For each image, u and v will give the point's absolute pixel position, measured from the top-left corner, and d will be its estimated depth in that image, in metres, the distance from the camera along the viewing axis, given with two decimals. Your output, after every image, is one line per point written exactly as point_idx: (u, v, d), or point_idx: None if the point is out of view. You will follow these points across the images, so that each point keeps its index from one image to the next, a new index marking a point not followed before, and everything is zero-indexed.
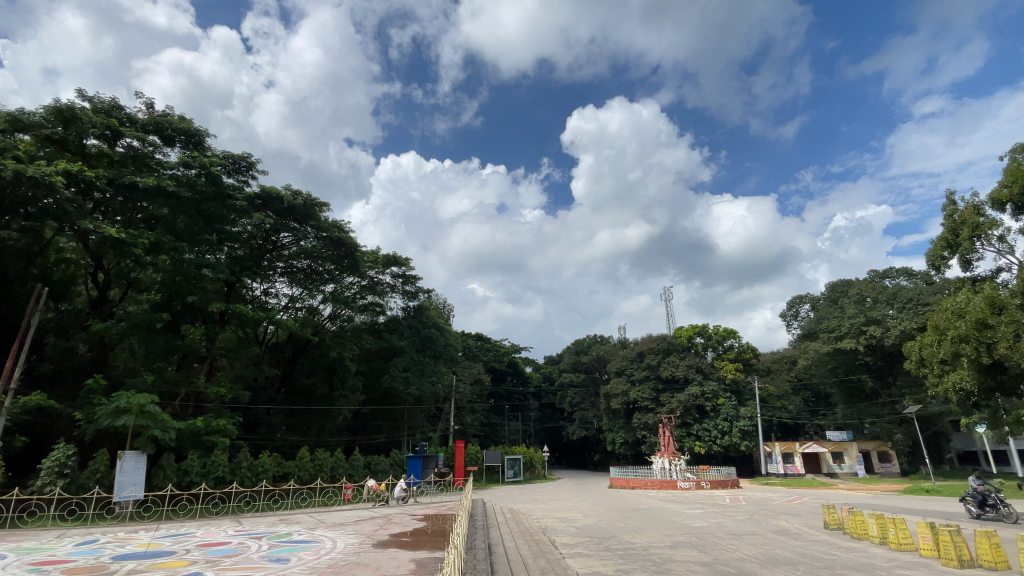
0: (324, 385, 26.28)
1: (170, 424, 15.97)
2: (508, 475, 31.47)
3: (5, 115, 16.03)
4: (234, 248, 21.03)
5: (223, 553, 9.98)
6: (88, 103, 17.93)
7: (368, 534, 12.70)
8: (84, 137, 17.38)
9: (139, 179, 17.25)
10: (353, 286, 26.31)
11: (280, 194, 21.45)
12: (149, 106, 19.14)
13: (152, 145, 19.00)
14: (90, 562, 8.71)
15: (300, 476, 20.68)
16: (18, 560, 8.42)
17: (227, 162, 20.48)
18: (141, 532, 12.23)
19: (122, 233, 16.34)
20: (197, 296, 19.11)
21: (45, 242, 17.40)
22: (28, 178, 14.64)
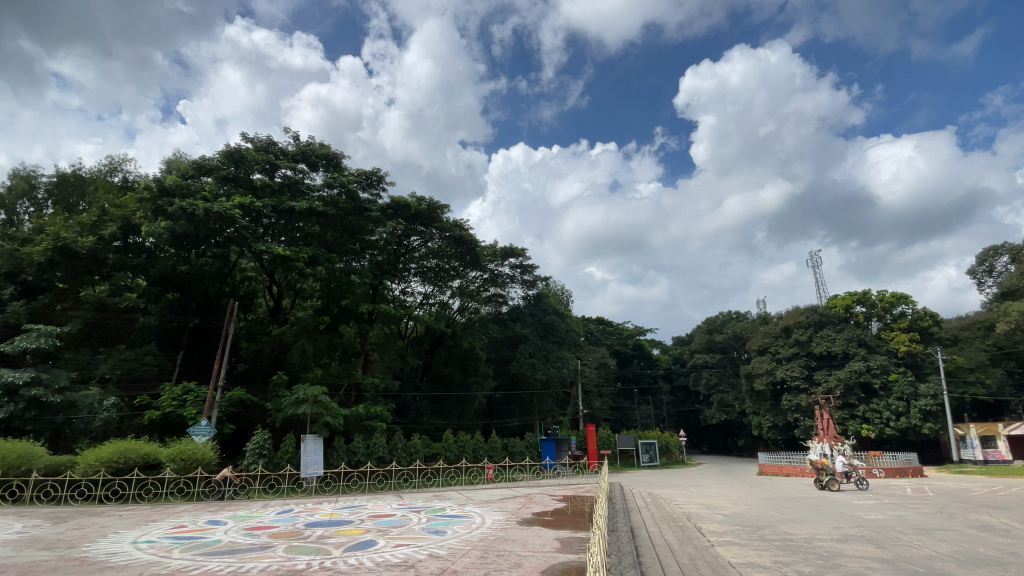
0: (460, 372, 28.36)
1: (338, 411, 18.35)
2: (644, 460, 30.91)
3: (193, 163, 19.70)
4: (375, 254, 23.40)
5: (390, 523, 11.31)
6: (251, 143, 21.22)
7: (512, 512, 13.37)
8: (251, 173, 20.62)
9: (294, 203, 20.10)
10: (476, 280, 27.60)
11: (407, 202, 23.30)
12: (296, 139, 22.05)
13: (301, 172, 21.83)
14: (289, 527, 10.40)
15: (447, 457, 22.57)
16: (237, 525, 10.34)
17: (361, 179, 22.76)
18: (325, 503, 14.32)
19: (287, 250, 19.18)
20: (349, 299, 21.83)
21: (231, 264, 21.11)
22: (215, 213, 17.97)
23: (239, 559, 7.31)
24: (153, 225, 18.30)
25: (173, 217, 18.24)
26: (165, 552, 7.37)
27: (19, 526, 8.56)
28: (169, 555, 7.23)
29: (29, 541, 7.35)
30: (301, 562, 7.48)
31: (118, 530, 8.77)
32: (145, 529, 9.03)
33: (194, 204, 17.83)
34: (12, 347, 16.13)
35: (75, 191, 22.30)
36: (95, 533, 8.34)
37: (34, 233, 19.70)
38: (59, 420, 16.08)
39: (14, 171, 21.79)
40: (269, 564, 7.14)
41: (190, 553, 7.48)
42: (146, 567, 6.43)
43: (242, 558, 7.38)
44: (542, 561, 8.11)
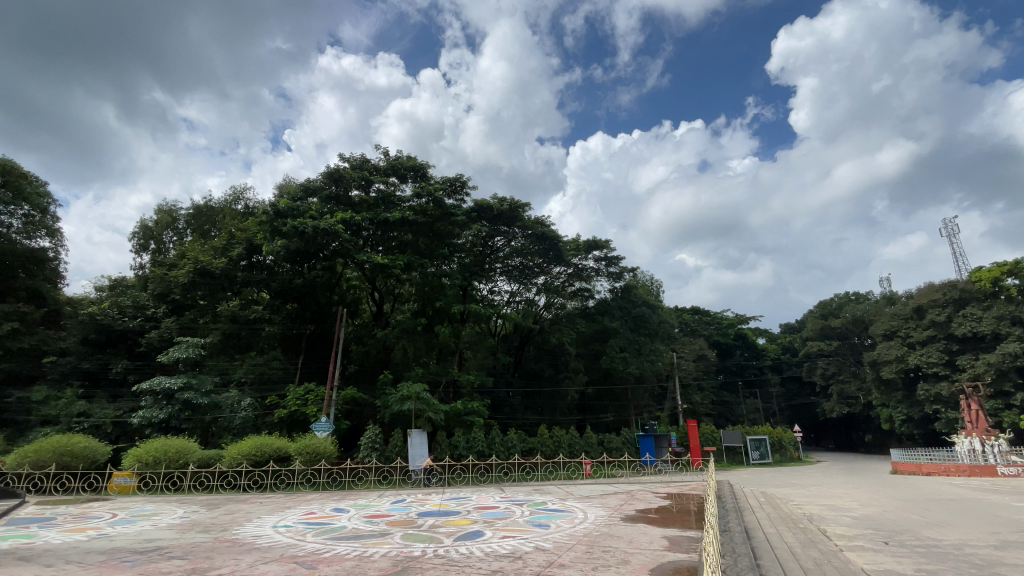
0: (550, 368, 28.68)
1: (439, 407, 19.33)
2: (753, 457, 28.92)
3: (301, 186, 21.81)
4: (463, 256, 24.26)
5: (495, 515, 11.70)
6: (348, 163, 23.00)
7: (614, 508, 13.17)
8: (349, 190, 22.36)
9: (388, 214, 21.49)
10: (561, 275, 27.50)
11: (490, 204, 23.84)
12: (386, 154, 23.52)
13: (392, 185, 23.25)
14: (403, 516, 11.16)
15: (543, 451, 22.87)
16: (358, 513, 11.29)
17: (446, 186, 23.71)
18: (434, 494, 15.18)
19: (384, 258, 20.62)
20: (442, 301, 22.89)
21: (337, 275, 23.06)
22: (322, 230, 19.78)
23: (363, 544, 7.98)
24: (272, 244, 20.54)
25: (287, 235, 20.32)
26: (301, 535, 8.24)
27: (184, 510, 10.04)
28: (304, 538, 8.09)
29: (193, 524, 8.59)
30: (417, 549, 8.00)
31: (261, 515, 9.97)
32: (282, 515, 10.16)
33: (304, 223, 19.75)
34: (169, 357, 18.95)
35: (207, 220, 25.69)
36: (243, 518, 9.55)
37: (179, 259, 23.01)
38: (209, 419, 18.58)
39: (160, 207, 25.66)
40: (388, 550, 7.70)
41: (320, 537, 8.29)
42: (286, 548, 7.21)
43: (365, 544, 8.04)
44: (650, 559, 7.91)
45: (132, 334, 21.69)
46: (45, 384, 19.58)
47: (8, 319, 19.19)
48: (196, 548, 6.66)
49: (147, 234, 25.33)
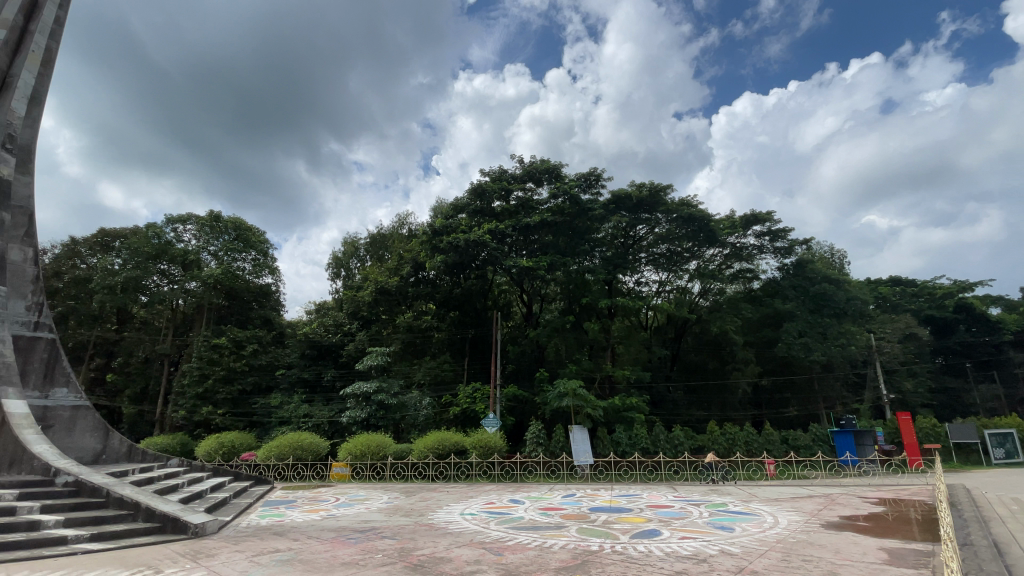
0: (714, 360, 26.59)
1: (597, 403, 19.24)
2: (999, 457, 22.92)
3: (450, 205, 23.78)
4: (604, 250, 23.85)
5: (671, 515, 11.17)
6: (488, 176, 24.38)
7: (812, 513, 11.55)
8: (492, 202, 23.68)
9: (529, 219, 22.26)
10: (716, 257, 25.32)
11: (629, 193, 23.03)
12: (522, 162, 24.36)
13: (530, 190, 23.96)
14: (576, 510, 11.31)
15: (716, 450, 21.22)
16: (533, 504, 11.77)
17: (581, 182, 23.62)
18: (603, 490, 15.11)
19: (529, 261, 21.37)
20: (589, 297, 22.89)
21: (489, 282, 24.55)
22: (472, 241, 21.32)
23: (542, 535, 8.30)
24: (433, 260, 22.75)
25: (443, 251, 22.26)
26: (486, 523, 8.91)
27: (388, 496, 11.63)
28: (489, 526, 8.72)
29: (397, 508, 9.91)
30: (594, 544, 8.05)
31: (450, 503, 11.04)
32: (467, 504, 11.11)
33: (457, 238, 21.50)
34: (364, 365, 22.20)
35: (381, 245, 29.56)
36: (435, 505, 10.67)
37: (363, 281, 26.87)
38: (398, 417, 21.22)
39: (344, 240, 30.23)
40: (567, 543, 7.90)
41: (504, 526, 8.86)
42: (474, 534, 7.85)
43: (544, 535, 8.35)
44: (866, 573, 6.75)
45: (335, 347, 25.92)
46: (280, 392, 24.14)
47: (251, 342, 24.48)
48: (403, 530, 7.65)
49: (338, 263, 30.06)
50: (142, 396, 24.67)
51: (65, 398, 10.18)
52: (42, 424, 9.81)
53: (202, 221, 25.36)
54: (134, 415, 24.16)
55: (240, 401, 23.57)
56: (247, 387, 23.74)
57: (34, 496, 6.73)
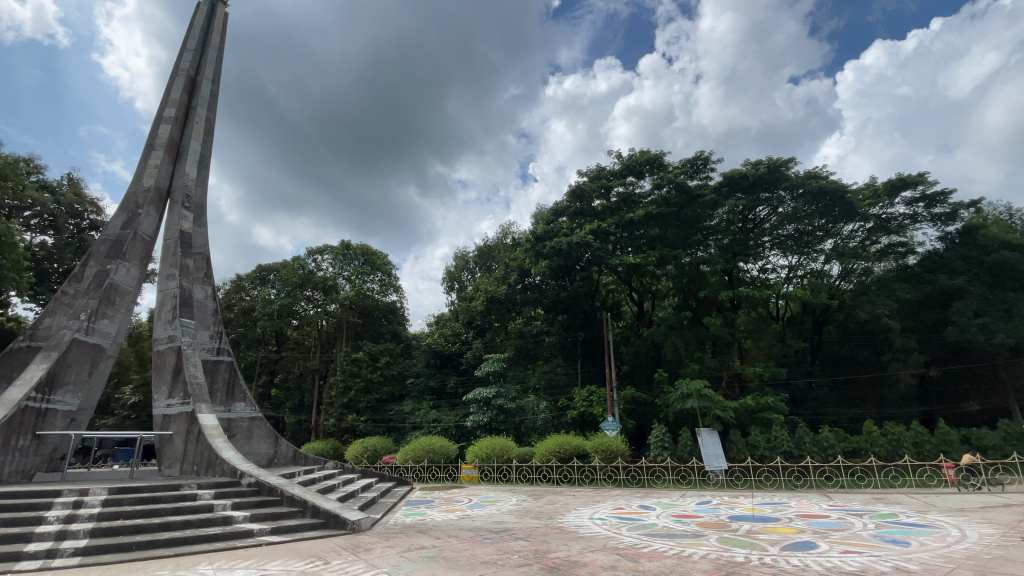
0: (867, 351, 23.26)
1: (726, 404, 17.82)
2: None
3: (551, 209, 23.90)
4: (720, 238, 22.22)
5: (827, 526, 9.90)
6: (587, 176, 24.11)
7: (1015, 526, 9.48)
8: (593, 202, 23.35)
9: (633, 214, 21.57)
10: (857, 233, 22.20)
11: (742, 172, 21.22)
12: (620, 157, 23.72)
13: (632, 183, 23.20)
14: (714, 518, 10.53)
15: (876, 453, 18.49)
16: (666, 511, 11.21)
17: (686, 168, 22.33)
18: (743, 497, 13.89)
19: (637, 258, 20.63)
20: (706, 290, 21.48)
21: (597, 282, 24.22)
22: (577, 243, 21.19)
23: (679, 543, 7.87)
24: (538, 266, 23.03)
25: (548, 256, 22.45)
26: (617, 529, 8.69)
27: (517, 499, 11.90)
28: (621, 532, 8.50)
29: (527, 511, 10.11)
30: (739, 555, 7.42)
31: (577, 507, 10.98)
32: (595, 509, 10.95)
33: (560, 241, 21.53)
34: (482, 371, 23.16)
35: (488, 256, 30.78)
36: (564, 509, 10.67)
37: (475, 292, 28.10)
38: (518, 421, 21.76)
39: (455, 254, 31.93)
40: (707, 552, 7.40)
41: (636, 532, 8.58)
42: (607, 540, 7.71)
43: (681, 543, 7.91)
44: None
45: (455, 355, 27.47)
46: (411, 399, 26.17)
47: (383, 355, 26.87)
48: (534, 532, 7.77)
49: (451, 277, 31.79)
50: (299, 406, 28.31)
51: (244, 411, 12.08)
52: (228, 433, 11.74)
53: (335, 250, 28.53)
54: (295, 423, 27.76)
55: (378, 409, 25.87)
56: (383, 396, 26.04)
57: (227, 494, 8.03)
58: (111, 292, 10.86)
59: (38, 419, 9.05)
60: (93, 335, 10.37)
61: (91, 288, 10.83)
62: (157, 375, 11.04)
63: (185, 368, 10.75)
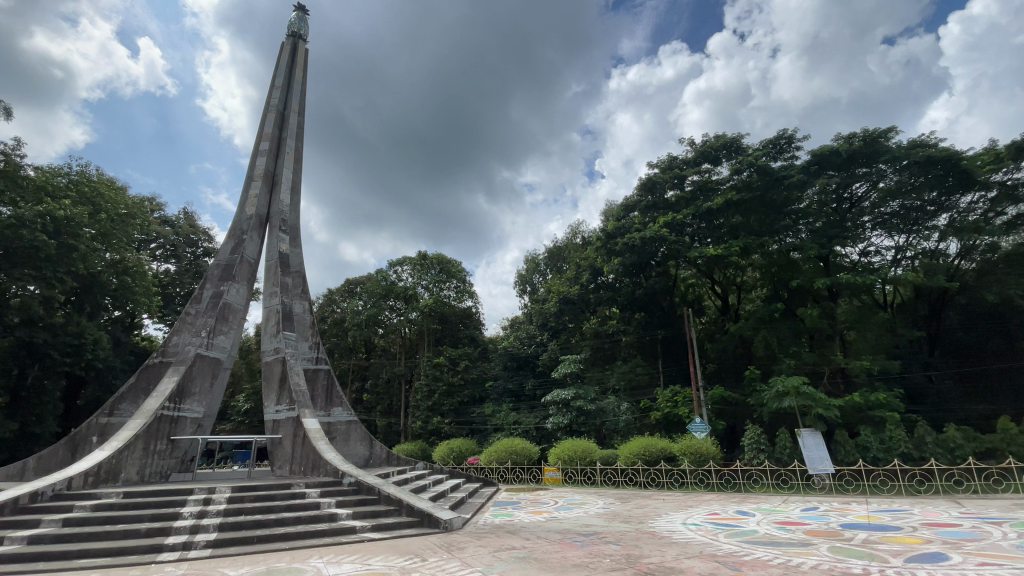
0: (1000, 338, 20.29)
1: (829, 402, 16.29)
2: None
3: (622, 204, 23.35)
4: (811, 222, 20.48)
5: (961, 536, 8.72)
6: (658, 167, 23.30)
7: None
8: (666, 193, 22.51)
9: (711, 203, 20.50)
10: (979, 203, 19.47)
11: (834, 148, 19.44)
12: (693, 144, 22.68)
13: (708, 170, 22.08)
14: (823, 526, 9.66)
15: (1020, 455, 16.03)
16: (766, 518, 10.46)
17: (768, 150, 20.87)
18: (855, 504, 12.62)
19: (718, 249, 19.54)
20: (799, 279, 19.85)
21: (675, 277, 23.29)
22: (651, 238, 20.49)
23: (785, 552, 7.32)
24: (611, 263, 22.58)
25: (621, 253, 21.98)
26: (713, 535, 8.26)
27: (604, 502, 11.68)
28: (718, 538, 8.06)
29: (615, 514, 9.90)
30: (855, 566, 6.75)
31: (669, 512, 10.57)
32: (688, 513, 10.48)
33: (632, 237, 20.92)
34: (560, 373, 23.07)
35: (559, 256, 30.69)
36: (654, 513, 10.33)
37: (547, 294, 28.14)
38: (599, 422, 21.44)
39: (526, 257, 32.15)
40: (818, 562, 6.80)
41: (735, 539, 8.10)
42: (703, 546, 7.35)
43: (787, 552, 7.34)
44: None
45: (532, 358, 27.76)
46: (491, 402, 26.74)
47: (462, 359, 27.68)
48: (625, 536, 7.59)
49: (523, 280, 32.07)
50: (389, 410, 29.89)
51: (341, 415, 12.97)
52: (329, 435, 12.67)
53: (413, 261, 29.85)
54: (385, 426, 29.35)
55: (461, 411, 26.63)
56: (464, 399, 26.78)
57: (331, 493, 8.65)
58: (225, 311, 12.17)
59: (172, 425, 10.32)
60: (212, 350, 11.66)
61: (208, 307, 12.21)
62: (266, 383, 12.18)
63: (289, 376, 11.76)
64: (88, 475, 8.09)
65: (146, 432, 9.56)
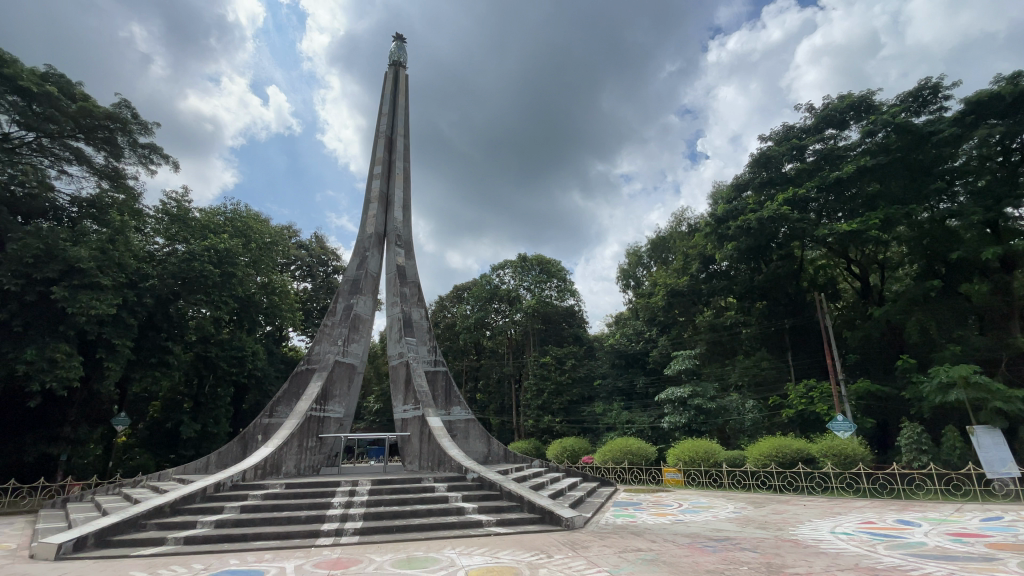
0: None
1: (1013, 395, 13.57)
2: None
3: (733, 185, 21.71)
4: (971, 181, 17.28)
5: None
6: (772, 140, 21.30)
7: None
8: (783, 167, 20.50)
9: (839, 173, 18.22)
10: None
11: (995, 93, 16.03)
12: (812, 110, 20.38)
13: (833, 137, 19.68)
14: (1012, 540, 8.07)
15: None
16: (934, 528, 9.01)
17: (908, 104, 18.03)
18: None
19: (851, 224, 17.29)
20: (959, 251, 16.72)
21: (800, 259, 21.04)
22: (769, 218, 18.72)
23: (964, 568, 6.24)
24: (724, 250, 21.08)
25: (734, 238, 20.44)
26: (869, 546, 7.29)
27: (734, 506, 10.92)
28: (875, 550, 7.10)
29: (749, 520, 9.18)
30: None
31: (812, 518, 9.55)
32: (835, 521, 9.38)
33: (747, 219, 19.33)
34: (674, 369, 21.99)
35: (664, 247, 29.38)
36: (794, 519, 9.41)
37: (653, 287, 27.08)
38: (722, 421, 20.05)
39: (628, 251, 31.26)
40: None
41: (897, 551, 7.08)
42: (858, 558, 6.53)
43: (967, 569, 6.24)
44: None
45: (641, 355, 26.91)
46: (602, 400, 26.38)
47: (569, 357, 27.65)
48: (762, 543, 7.01)
49: (626, 274, 31.24)
50: (501, 408, 30.83)
51: (460, 414, 13.69)
52: (450, 433, 13.44)
53: (515, 264, 30.49)
54: (499, 425, 30.33)
55: (572, 410, 26.57)
56: (574, 397, 26.66)
57: (458, 487, 9.18)
58: (355, 321, 13.53)
59: (320, 424, 11.71)
60: (347, 357, 13.03)
61: (342, 319, 13.51)
62: (394, 386, 13.26)
63: (413, 378, 12.70)
64: (257, 468, 9.45)
65: (300, 430, 10.93)
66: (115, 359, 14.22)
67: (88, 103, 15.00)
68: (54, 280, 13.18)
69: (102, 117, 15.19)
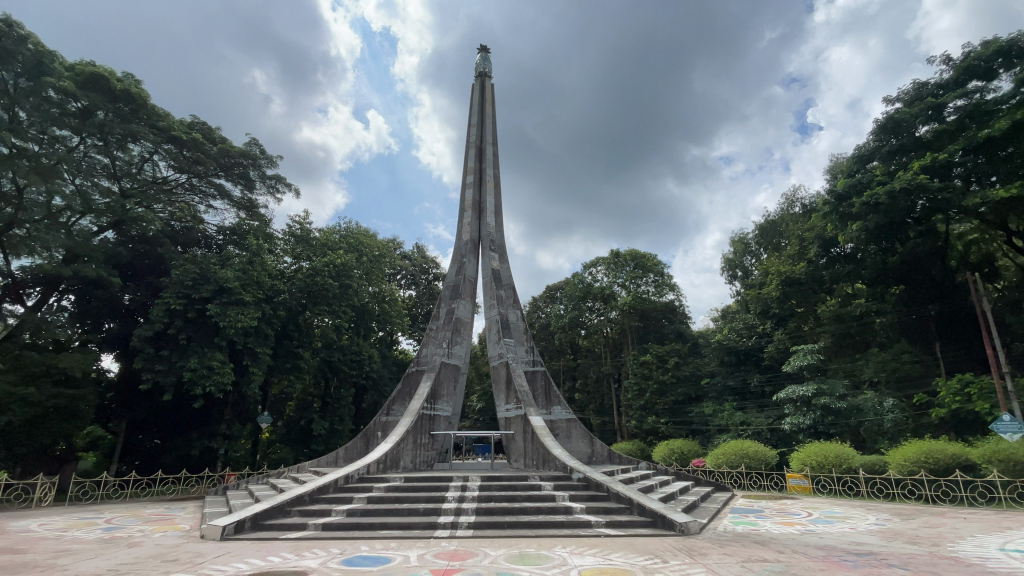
0: None
1: None
2: None
3: (855, 157, 19.32)
4: None
5: None
6: (900, 101, 18.64)
7: None
8: (917, 131, 17.83)
9: (991, 130, 15.41)
10: None
11: None
12: (950, 61, 17.50)
13: (979, 90, 16.71)
14: None
15: None
16: None
17: None
18: None
19: (1012, 188, 14.51)
20: None
21: (945, 235, 18.15)
22: (902, 190, 16.33)
23: None
24: (847, 231, 18.83)
25: (860, 216, 18.18)
26: None
27: (875, 517, 9.70)
28: None
29: (894, 532, 8.11)
30: None
31: (976, 534, 8.18)
32: (1007, 538, 7.95)
33: (874, 194, 17.06)
34: (793, 366, 20.06)
35: (773, 233, 26.97)
36: (952, 534, 8.13)
37: (764, 277, 24.97)
38: (856, 423, 17.89)
39: (732, 240, 29.18)
40: None
41: None
42: None
43: None
44: None
45: (753, 351, 24.93)
46: (711, 401, 24.88)
47: (671, 355, 26.45)
48: (913, 560, 6.15)
49: (731, 264, 29.17)
50: (602, 408, 30.35)
51: (560, 413, 13.77)
52: (552, 432, 13.56)
53: (607, 261, 29.90)
54: (601, 425, 29.87)
55: (678, 410, 25.32)
56: (679, 397, 25.37)
57: (563, 486, 9.22)
58: (457, 324, 14.18)
59: (431, 422, 12.44)
60: (452, 359, 13.70)
61: (446, 323, 14.22)
62: (496, 386, 13.68)
63: (514, 378, 13.00)
64: (379, 462, 10.29)
65: (414, 428, 11.69)
66: (257, 365, 16.29)
67: (225, 144, 17.37)
68: (208, 299, 15.46)
69: (237, 154, 17.54)
